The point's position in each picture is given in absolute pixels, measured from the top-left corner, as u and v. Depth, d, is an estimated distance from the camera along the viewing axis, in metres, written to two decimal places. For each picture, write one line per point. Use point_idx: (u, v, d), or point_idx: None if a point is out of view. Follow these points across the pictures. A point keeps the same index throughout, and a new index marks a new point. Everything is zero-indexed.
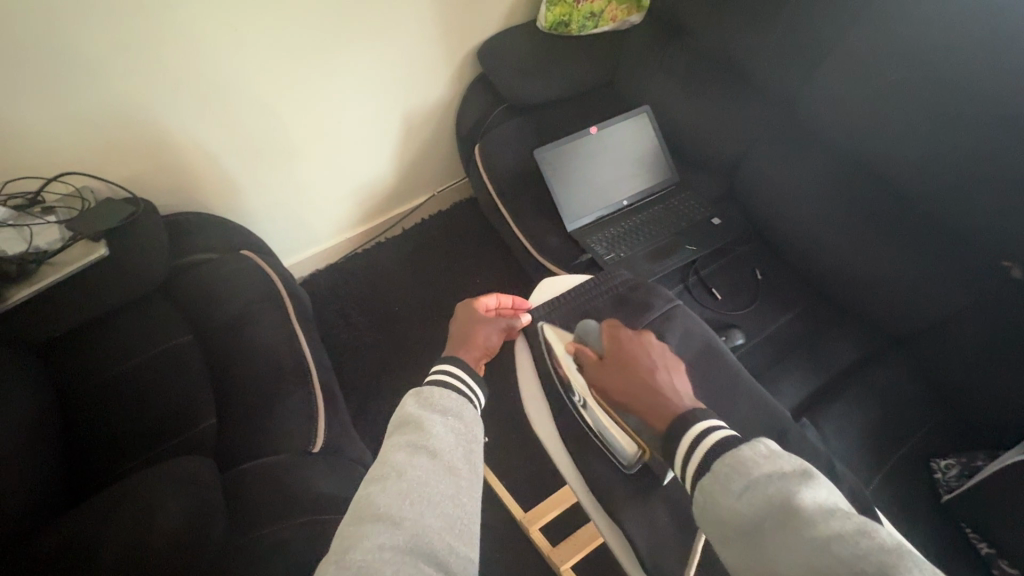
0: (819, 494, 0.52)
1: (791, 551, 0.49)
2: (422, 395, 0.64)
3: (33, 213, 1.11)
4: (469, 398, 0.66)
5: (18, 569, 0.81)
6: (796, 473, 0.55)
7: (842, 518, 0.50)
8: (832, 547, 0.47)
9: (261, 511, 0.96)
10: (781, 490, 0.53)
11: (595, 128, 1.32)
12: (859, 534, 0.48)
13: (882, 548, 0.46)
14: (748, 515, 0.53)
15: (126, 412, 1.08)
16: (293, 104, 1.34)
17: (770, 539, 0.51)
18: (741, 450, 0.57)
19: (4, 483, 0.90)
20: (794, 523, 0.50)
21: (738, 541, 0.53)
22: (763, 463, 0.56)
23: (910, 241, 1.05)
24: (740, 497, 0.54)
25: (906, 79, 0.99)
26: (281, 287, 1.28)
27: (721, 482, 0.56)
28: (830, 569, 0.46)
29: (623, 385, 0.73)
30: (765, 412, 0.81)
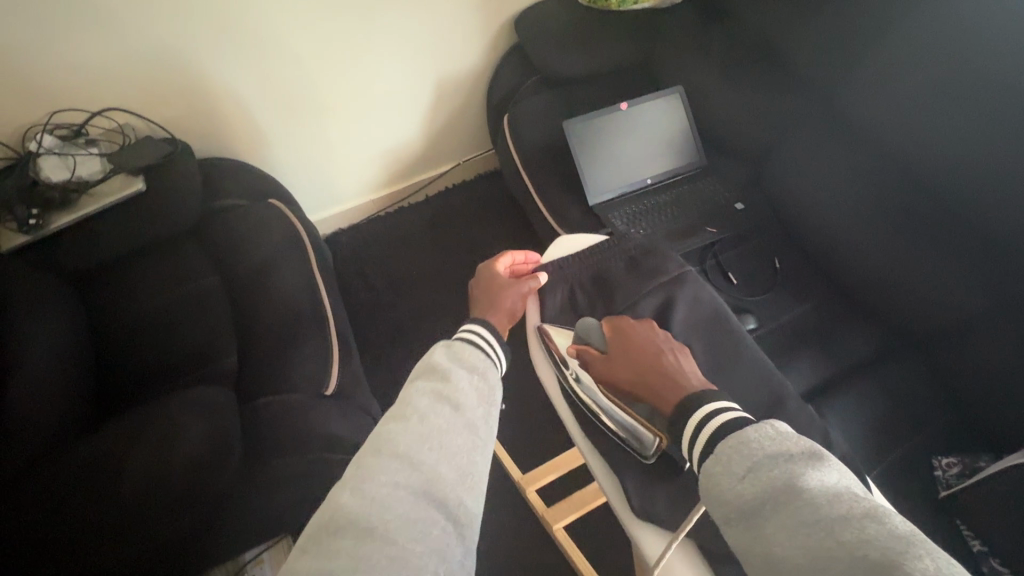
0: (827, 477, 0.53)
1: (792, 534, 0.51)
2: (452, 349, 0.66)
3: (77, 143, 1.15)
4: (494, 360, 0.68)
5: (53, 476, 0.91)
6: (804, 455, 0.55)
7: (850, 501, 0.51)
8: (835, 531, 0.49)
9: (275, 443, 0.99)
10: (784, 473, 0.54)
11: (626, 104, 1.33)
12: (866, 519, 0.49)
13: (889, 536, 0.47)
14: (751, 497, 0.55)
15: (153, 342, 1.13)
16: (327, 58, 1.35)
17: (772, 520, 0.53)
18: (746, 431, 0.58)
19: (41, 396, 0.99)
20: (797, 506, 0.52)
21: (738, 521, 0.55)
22: (768, 445, 0.57)
23: (936, 242, 1.03)
24: (743, 479, 0.56)
25: (946, 73, 0.97)
26: (305, 238, 1.31)
27: (725, 463, 0.58)
28: (834, 553, 0.48)
29: (633, 373, 0.74)
30: (766, 384, 0.82)
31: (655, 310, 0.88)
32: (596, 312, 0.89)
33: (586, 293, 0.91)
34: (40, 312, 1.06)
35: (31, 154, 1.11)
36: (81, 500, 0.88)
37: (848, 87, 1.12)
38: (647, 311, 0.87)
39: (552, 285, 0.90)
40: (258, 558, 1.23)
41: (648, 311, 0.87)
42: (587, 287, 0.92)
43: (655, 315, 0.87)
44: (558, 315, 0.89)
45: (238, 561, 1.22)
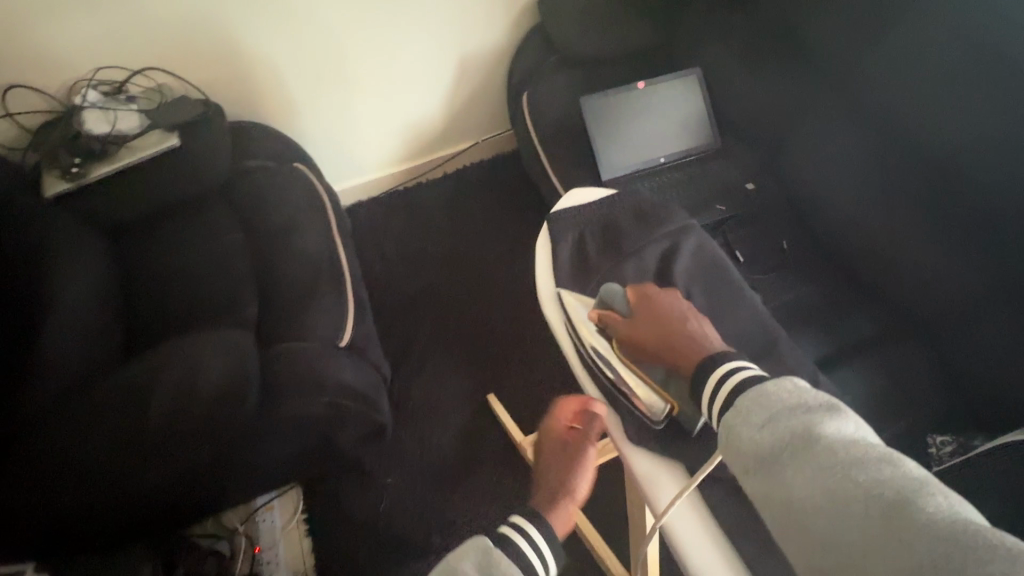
0: (844, 427, 0.56)
1: (814, 478, 0.53)
2: (487, 556, 0.57)
3: (119, 101, 1.24)
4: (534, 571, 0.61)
5: (84, 405, 0.98)
6: (821, 406, 0.58)
7: (865, 447, 0.54)
8: (854, 473, 0.52)
9: (289, 385, 1.02)
10: (803, 422, 0.56)
11: (643, 84, 1.36)
12: (881, 463, 0.52)
13: (904, 477, 0.51)
14: (771, 444, 0.56)
15: (178, 292, 1.19)
16: (353, 30, 1.40)
17: (791, 465, 0.55)
18: (767, 385, 0.60)
19: (72, 337, 1.07)
20: (817, 453, 0.54)
21: (759, 468, 0.57)
22: (788, 398, 0.58)
23: (942, 223, 1.04)
24: (763, 428, 0.57)
25: (960, 55, 0.97)
26: (326, 201, 1.35)
27: (745, 414, 0.59)
28: (853, 492, 0.51)
29: (657, 336, 0.72)
30: (760, 330, 0.85)
31: (659, 257, 0.89)
32: (602, 258, 0.89)
33: (596, 240, 0.92)
34: (75, 256, 1.14)
35: (76, 107, 1.19)
36: (111, 430, 0.95)
37: (863, 68, 1.12)
38: (652, 258, 0.88)
39: (561, 232, 0.92)
40: (269, 504, 1.31)
41: (653, 258, 0.88)
42: (596, 235, 0.92)
43: (660, 261, 0.88)
44: (568, 261, 0.89)
45: (251, 506, 1.30)
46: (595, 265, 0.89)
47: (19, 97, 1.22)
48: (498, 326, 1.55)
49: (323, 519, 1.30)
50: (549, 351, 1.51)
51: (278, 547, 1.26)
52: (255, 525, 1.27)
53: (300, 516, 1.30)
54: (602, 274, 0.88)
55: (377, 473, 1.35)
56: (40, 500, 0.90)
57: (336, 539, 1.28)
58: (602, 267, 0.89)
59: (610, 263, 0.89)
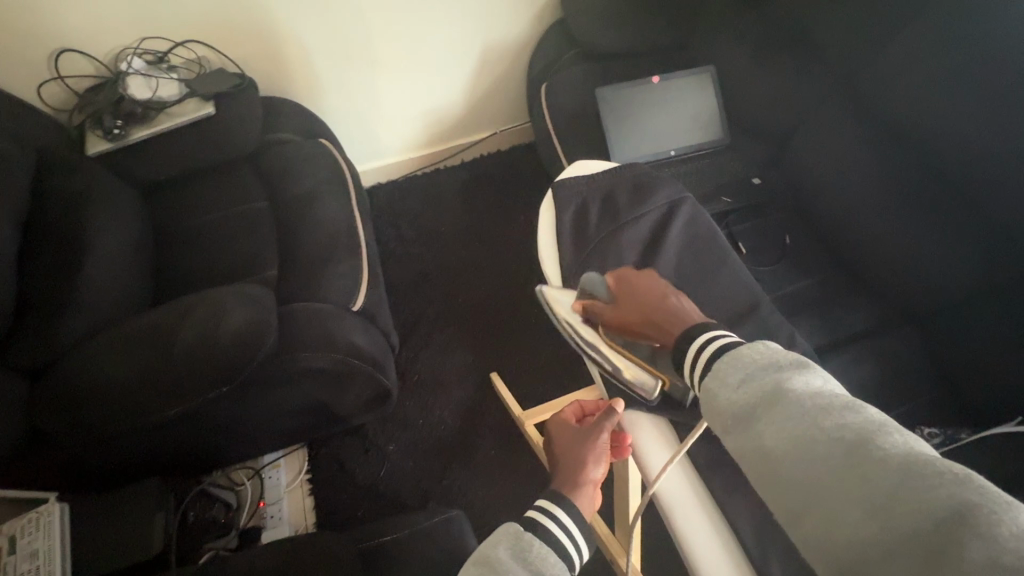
0: (812, 380, 0.52)
1: (781, 428, 0.49)
2: (518, 542, 0.58)
3: (161, 70, 1.32)
4: (565, 555, 0.60)
5: (114, 339, 1.03)
6: (791, 363, 0.53)
7: (832, 398, 0.50)
8: (817, 419, 0.48)
9: (303, 339, 1.08)
10: (773, 378, 0.52)
11: (657, 78, 1.40)
12: (845, 409, 0.48)
13: (866, 420, 0.47)
14: (742, 402, 0.53)
15: (206, 253, 1.27)
16: (380, 15, 1.45)
17: (761, 419, 0.51)
18: (741, 349, 0.56)
19: (105, 281, 1.13)
20: (784, 405, 0.50)
21: (735, 425, 0.53)
22: (759, 357, 0.55)
23: (944, 224, 1.07)
24: (737, 388, 0.54)
25: (968, 61, 1.00)
26: (347, 175, 1.42)
27: (721, 375, 0.56)
28: (817, 438, 0.47)
29: (638, 314, 0.70)
30: (744, 295, 0.88)
31: (652, 226, 0.93)
32: (602, 225, 0.93)
33: (597, 207, 0.95)
34: (112, 207, 1.21)
35: (121, 73, 1.28)
36: (138, 361, 0.99)
37: (873, 69, 1.15)
38: (644, 229, 0.93)
39: (566, 198, 0.94)
40: (275, 462, 1.36)
41: (645, 229, 0.93)
42: (599, 204, 0.95)
43: (653, 230, 0.92)
44: (570, 226, 0.92)
45: (257, 464, 1.36)
46: (594, 230, 0.93)
47: (70, 63, 1.31)
48: (504, 308, 1.60)
49: (325, 480, 1.35)
50: (553, 333, 1.54)
51: (281, 502, 1.31)
52: (261, 481, 1.33)
53: (304, 476, 1.35)
54: (601, 239, 0.91)
55: (380, 441, 1.40)
56: (68, 420, 0.96)
57: (338, 500, 1.33)
58: (602, 234, 0.92)
59: (608, 231, 0.92)
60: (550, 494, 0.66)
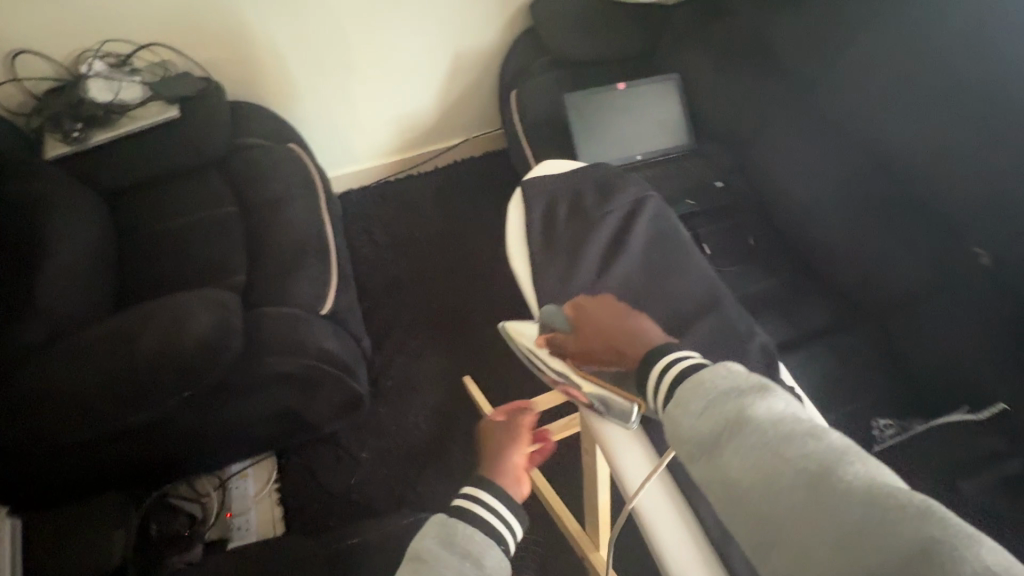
0: (775, 405, 0.52)
1: (744, 456, 0.50)
2: (444, 530, 0.57)
3: (123, 72, 1.31)
4: (496, 533, 0.59)
5: (70, 345, 1.00)
6: (754, 387, 0.55)
7: (793, 422, 0.51)
8: (779, 447, 0.49)
9: (270, 342, 1.06)
10: (735, 405, 0.53)
11: (624, 85, 1.44)
12: (806, 436, 0.49)
13: (828, 448, 0.47)
14: (707, 429, 0.54)
15: (170, 258, 1.24)
16: (353, 21, 1.46)
17: (725, 447, 0.52)
18: (703, 375, 0.57)
19: (62, 286, 1.09)
20: (745, 432, 0.51)
21: (700, 453, 0.54)
22: (720, 383, 0.56)
23: (895, 224, 1.12)
24: (700, 414, 0.55)
25: (913, 68, 1.06)
26: (317, 179, 1.41)
27: (685, 402, 0.57)
28: (778, 467, 0.48)
29: (602, 341, 0.73)
30: (706, 288, 0.90)
31: (618, 224, 0.95)
32: (569, 222, 0.94)
33: (565, 205, 0.96)
34: (71, 212, 1.18)
35: (82, 76, 1.27)
36: (95, 368, 0.96)
37: (826, 78, 1.21)
38: (610, 226, 0.95)
39: (534, 196, 0.96)
40: (242, 472, 1.33)
41: (611, 226, 0.95)
42: (566, 202, 0.97)
43: (618, 228, 0.94)
44: (537, 222, 0.93)
45: (224, 475, 1.32)
46: (562, 227, 0.94)
47: (27, 65, 1.28)
48: (478, 312, 1.60)
49: (294, 488, 1.33)
50: None
51: (248, 513, 1.28)
52: (228, 492, 1.30)
53: (273, 485, 1.32)
54: (567, 236, 0.93)
55: (352, 447, 1.38)
56: (20, 430, 0.92)
57: (307, 507, 1.31)
58: (569, 230, 0.94)
59: (576, 227, 0.94)
60: (478, 479, 0.63)
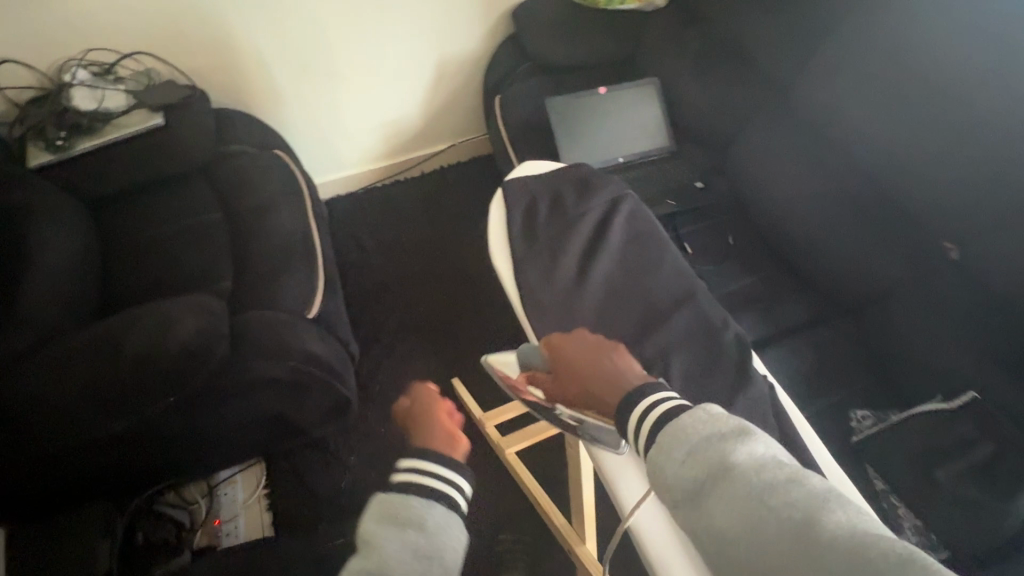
0: (755, 450, 0.53)
1: (731, 508, 0.50)
2: (385, 509, 0.57)
3: (107, 81, 1.31)
4: (440, 494, 0.59)
5: (54, 353, 1.00)
6: (734, 431, 0.54)
7: (775, 468, 0.51)
8: (765, 497, 0.49)
9: (256, 347, 1.07)
10: (718, 451, 0.53)
11: (604, 90, 1.47)
12: (789, 483, 0.50)
13: (811, 494, 0.49)
14: (691, 478, 0.53)
15: (156, 265, 1.25)
16: (338, 29, 1.48)
17: (711, 497, 0.51)
18: (683, 419, 0.56)
19: (45, 295, 1.09)
20: (731, 482, 0.51)
21: (684, 501, 0.53)
22: (699, 428, 0.55)
23: (868, 220, 1.16)
24: (683, 463, 0.53)
25: (881, 70, 1.10)
26: (303, 184, 1.42)
27: (666, 449, 0.55)
28: (764, 519, 0.48)
29: (576, 387, 0.69)
30: (683, 283, 0.92)
31: (597, 222, 0.97)
32: (549, 222, 0.96)
33: (545, 205, 0.98)
34: (56, 220, 1.18)
35: (64, 84, 1.26)
36: (80, 375, 0.96)
37: (799, 82, 1.25)
38: (590, 224, 0.96)
39: (515, 197, 0.98)
40: (231, 479, 1.33)
41: (591, 224, 0.97)
42: (547, 202, 0.99)
43: (597, 226, 0.96)
44: (519, 222, 0.95)
45: (212, 481, 1.33)
46: (543, 227, 0.96)
47: (10, 74, 1.28)
48: (466, 316, 1.61)
49: (282, 495, 1.32)
50: (514, 339, 1.57)
51: (237, 519, 1.28)
52: (216, 499, 1.30)
53: (262, 491, 1.32)
54: (548, 235, 0.94)
55: (341, 452, 1.38)
56: (4, 439, 0.92)
57: (297, 513, 1.30)
58: (550, 230, 0.95)
59: (556, 226, 0.96)
60: (413, 451, 0.62)
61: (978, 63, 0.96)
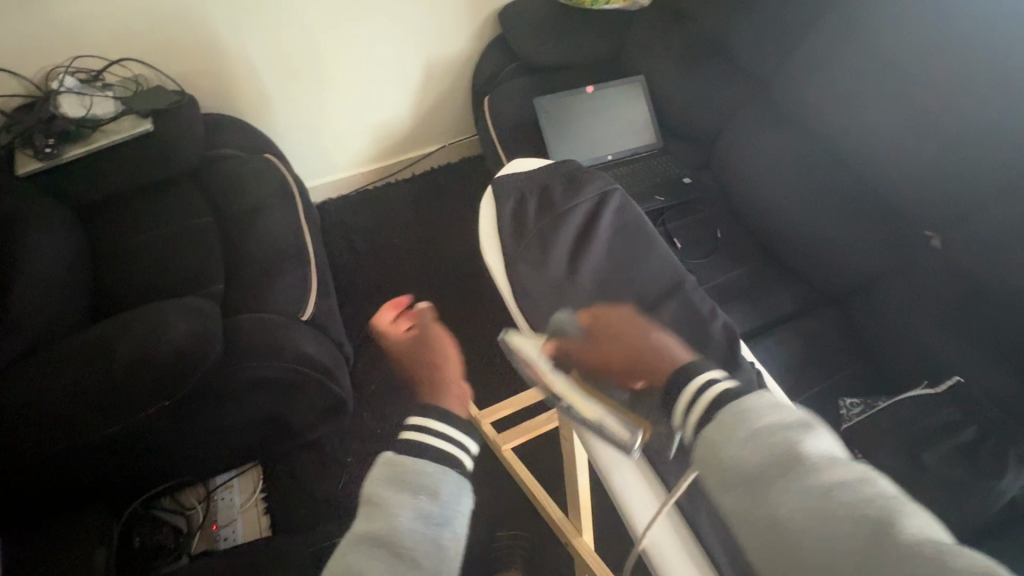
0: (830, 447, 0.46)
1: (798, 498, 0.42)
2: (393, 471, 0.50)
3: (94, 87, 1.30)
4: (452, 461, 0.52)
5: (47, 359, 1.00)
6: (805, 422, 0.48)
7: (856, 469, 0.43)
8: (843, 493, 0.41)
9: (251, 348, 1.07)
10: (785, 437, 0.46)
11: (591, 88, 1.49)
12: (876, 486, 0.41)
13: (901, 500, 0.40)
14: (751, 460, 0.46)
15: (147, 270, 1.25)
16: (325, 33, 1.49)
17: (774, 484, 0.44)
18: (749, 400, 0.51)
19: (37, 302, 1.09)
20: (801, 470, 0.44)
21: (739, 487, 0.46)
22: (765, 414, 0.49)
23: (852, 211, 1.18)
24: (743, 443, 0.48)
25: (860, 64, 1.13)
26: (294, 187, 1.42)
27: (725, 426, 0.50)
28: (839, 515, 0.40)
29: (620, 356, 0.69)
30: (671, 274, 0.93)
31: (585, 216, 0.98)
32: (539, 217, 0.98)
33: (534, 201, 1.00)
34: (46, 227, 1.18)
35: (53, 91, 1.26)
36: (73, 379, 0.96)
37: (782, 77, 1.28)
38: (578, 218, 0.97)
39: (504, 193, 1.00)
40: (228, 483, 1.33)
41: (579, 218, 0.98)
42: (535, 198, 1.00)
43: (585, 220, 0.97)
44: (508, 218, 0.97)
45: (209, 486, 1.32)
46: (532, 222, 0.97)
47: None
48: (459, 315, 1.62)
49: (279, 497, 1.32)
50: (508, 336, 1.58)
51: (235, 524, 1.27)
52: (213, 503, 1.29)
53: (259, 495, 1.32)
54: (537, 230, 0.96)
55: (337, 453, 1.39)
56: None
57: (295, 514, 1.31)
58: (539, 225, 0.97)
59: (545, 221, 0.97)
60: (418, 408, 0.56)
61: (953, 56, 0.98)
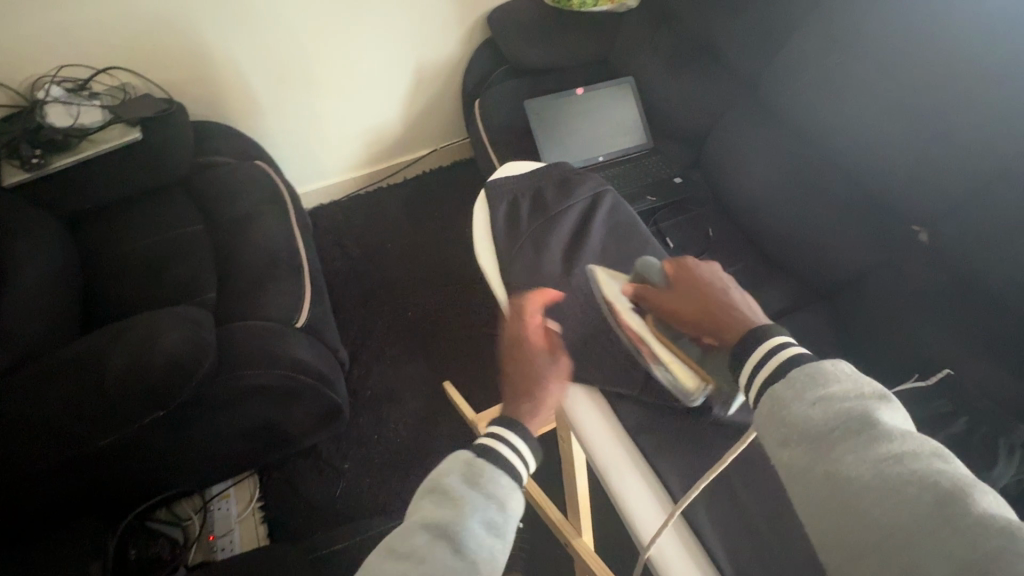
0: (900, 421, 0.46)
1: (869, 461, 0.43)
2: (470, 468, 0.55)
3: (81, 96, 1.29)
4: (517, 476, 0.56)
5: (38, 372, 0.99)
6: (876, 394, 0.48)
7: (922, 444, 0.44)
8: (911, 463, 0.42)
9: (246, 357, 1.07)
10: (858, 405, 0.46)
11: (580, 90, 1.50)
12: (939, 460, 0.42)
13: (966, 476, 0.41)
14: (822, 421, 0.46)
15: (140, 280, 1.24)
16: (314, 39, 1.49)
17: (843, 445, 0.45)
18: (826, 365, 0.50)
19: (27, 314, 1.07)
20: (876, 437, 0.44)
21: (803, 443, 0.46)
22: (839, 380, 0.48)
23: (840, 207, 1.19)
24: (814, 403, 0.47)
25: (846, 62, 1.14)
26: (285, 193, 1.42)
27: (797, 386, 0.49)
28: (907, 483, 0.41)
29: (697, 307, 0.65)
30: None
31: (579, 217, 0.98)
32: (532, 219, 0.98)
33: (527, 203, 1.00)
34: (35, 239, 1.17)
35: (39, 101, 1.25)
36: (65, 392, 0.95)
37: (770, 76, 1.29)
38: (572, 219, 0.98)
39: (498, 196, 1.01)
40: (224, 493, 1.32)
41: (572, 219, 0.98)
42: (528, 200, 1.01)
43: (579, 220, 0.98)
44: (502, 221, 0.98)
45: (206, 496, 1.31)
46: (526, 224, 0.98)
47: None
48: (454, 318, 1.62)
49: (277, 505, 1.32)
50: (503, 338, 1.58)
51: (232, 533, 1.26)
52: (209, 514, 1.28)
53: (256, 503, 1.31)
54: (531, 232, 0.96)
55: (335, 459, 1.38)
56: None
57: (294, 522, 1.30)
58: (533, 227, 0.97)
59: (539, 223, 0.97)
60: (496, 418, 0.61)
61: (935, 55, 1.00)
